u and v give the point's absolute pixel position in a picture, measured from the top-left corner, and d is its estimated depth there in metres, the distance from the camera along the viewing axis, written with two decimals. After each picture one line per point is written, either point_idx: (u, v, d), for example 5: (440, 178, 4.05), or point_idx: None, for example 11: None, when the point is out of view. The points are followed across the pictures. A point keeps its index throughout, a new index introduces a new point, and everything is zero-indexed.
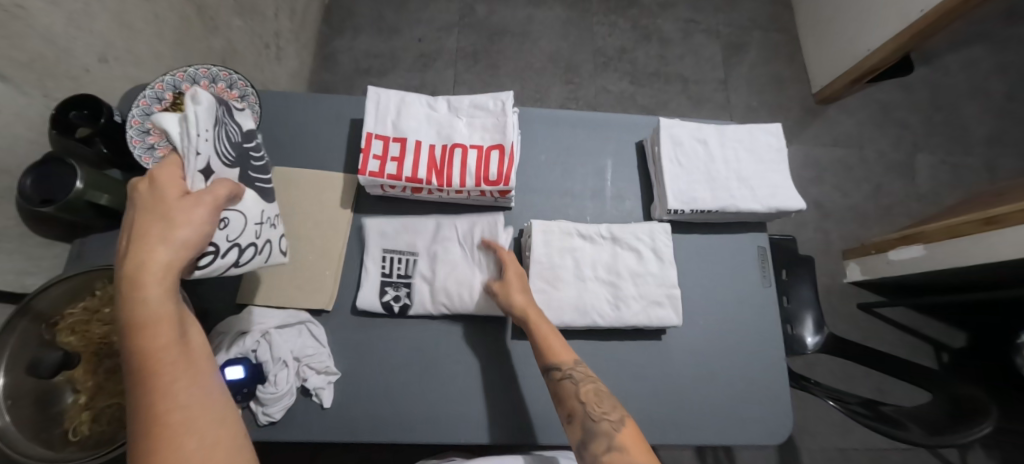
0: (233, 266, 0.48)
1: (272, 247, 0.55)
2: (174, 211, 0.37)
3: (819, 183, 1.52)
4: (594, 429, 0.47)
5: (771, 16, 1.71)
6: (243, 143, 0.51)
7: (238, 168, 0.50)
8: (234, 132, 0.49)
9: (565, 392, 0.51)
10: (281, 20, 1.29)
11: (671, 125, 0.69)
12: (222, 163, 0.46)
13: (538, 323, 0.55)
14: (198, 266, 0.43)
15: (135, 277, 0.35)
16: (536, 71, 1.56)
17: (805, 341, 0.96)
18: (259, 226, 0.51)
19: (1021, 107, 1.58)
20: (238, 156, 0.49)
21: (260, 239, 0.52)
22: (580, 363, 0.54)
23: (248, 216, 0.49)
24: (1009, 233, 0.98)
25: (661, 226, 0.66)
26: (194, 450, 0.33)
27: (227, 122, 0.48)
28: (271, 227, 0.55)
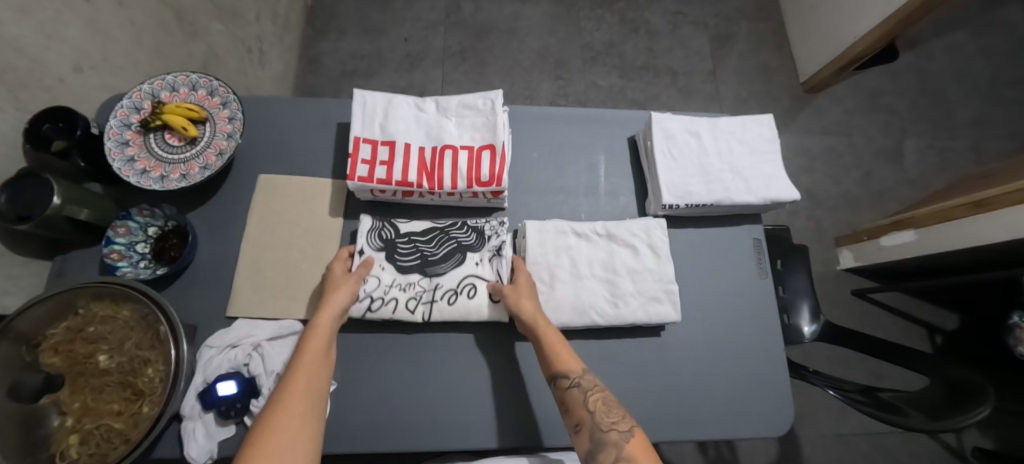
0: (366, 312, 0.58)
1: (399, 303, 0.60)
2: (340, 283, 0.58)
3: (810, 172, 1.52)
4: (603, 440, 0.46)
5: (757, 6, 1.71)
6: (396, 237, 0.63)
7: (387, 251, 0.63)
8: (390, 233, 0.63)
9: (572, 401, 0.51)
10: (263, 23, 1.27)
11: (662, 119, 0.68)
12: (372, 248, 0.62)
13: (546, 330, 0.55)
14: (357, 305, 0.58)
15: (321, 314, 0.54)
16: (525, 68, 1.55)
17: (802, 330, 0.96)
18: (389, 286, 0.60)
19: (1004, 89, 1.60)
20: (385, 245, 0.63)
21: (387, 295, 0.60)
22: (589, 372, 0.53)
23: (382, 279, 0.61)
24: (999, 215, 0.99)
25: (656, 222, 0.65)
26: (282, 440, 0.42)
27: (382, 226, 0.63)
28: (400, 290, 0.60)
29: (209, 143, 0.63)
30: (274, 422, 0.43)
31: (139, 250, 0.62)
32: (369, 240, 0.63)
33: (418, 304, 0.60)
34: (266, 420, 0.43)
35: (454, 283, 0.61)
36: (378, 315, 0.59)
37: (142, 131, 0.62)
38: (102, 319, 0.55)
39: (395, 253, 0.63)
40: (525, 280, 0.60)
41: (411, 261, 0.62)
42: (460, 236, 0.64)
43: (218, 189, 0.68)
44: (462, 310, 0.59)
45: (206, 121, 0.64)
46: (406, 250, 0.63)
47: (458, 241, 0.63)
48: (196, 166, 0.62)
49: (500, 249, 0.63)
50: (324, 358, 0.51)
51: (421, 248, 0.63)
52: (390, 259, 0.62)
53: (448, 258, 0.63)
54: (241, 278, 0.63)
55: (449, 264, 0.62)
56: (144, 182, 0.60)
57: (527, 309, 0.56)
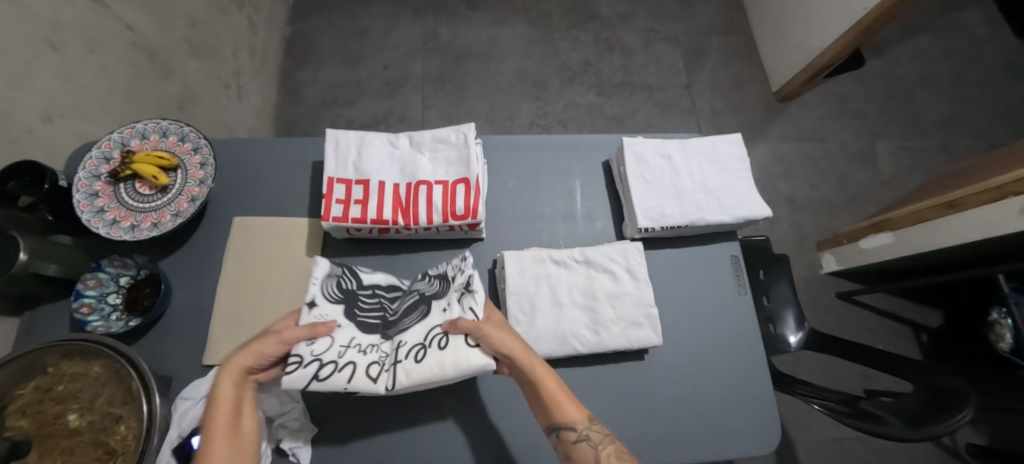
0: (312, 380, 0.49)
1: (357, 369, 0.52)
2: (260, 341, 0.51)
3: (788, 178, 1.56)
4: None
5: (726, 20, 1.77)
6: (356, 290, 0.60)
7: (345, 305, 0.58)
8: (350, 283, 0.60)
9: (581, 457, 0.48)
10: (241, 58, 1.29)
11: (634, 143, 0.70)
12: (326, 300, 0.57)
13: (542, 375, 0.52)
14: (319, 377, 0.50)
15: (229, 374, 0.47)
16: (503, 89, 1.57)
17: (789, 339, 0.98)
18: (345, 347, 0.54)
19: (967, 90, 1.66)
20: (344, 296, 0.58)
21: (342, 358, 0.52)
22: (596, 422, 0.51)
23: (337, 338, 0.54)
24: (972, 215, 1.01)
25: (634, 245, 0.66)
26: None
27: (341, 274, 0.60)
28: (360, 352, 0.54)
29: (181, 190, 0.63)
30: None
31: (111, 301, 0.60)
32: (325, 290, 0.57)
33: (381, 371, 0.53)
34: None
35: (420, 337, 0.55)
36: (328, 385, 0.50)
37: (112, 182, 0.61)
38: (73, 376, 0.54)
39: (355, 308, 0.59)
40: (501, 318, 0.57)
41: (373, 318, 0.59)
42: (423, 288, 0.62)
43: (192, 235, 0.67)
44: (433, 367, 0.51)
45: (177, 168, 0.64)
46: (368, 304, 0.60)
47: (421, 293, 0.61)
48: (167, 214, 0.61)
49: (468, 285, 0.58)
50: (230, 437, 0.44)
51: (385, 304, 0.61)
52: (349, 313, 0.58)
53: (412, 312, 0.59)
54: (218, 324, 0.62)
55: (412, 319, 0.58)
56: (114, 233, 0.59)
57: (515, 347, 0.52)
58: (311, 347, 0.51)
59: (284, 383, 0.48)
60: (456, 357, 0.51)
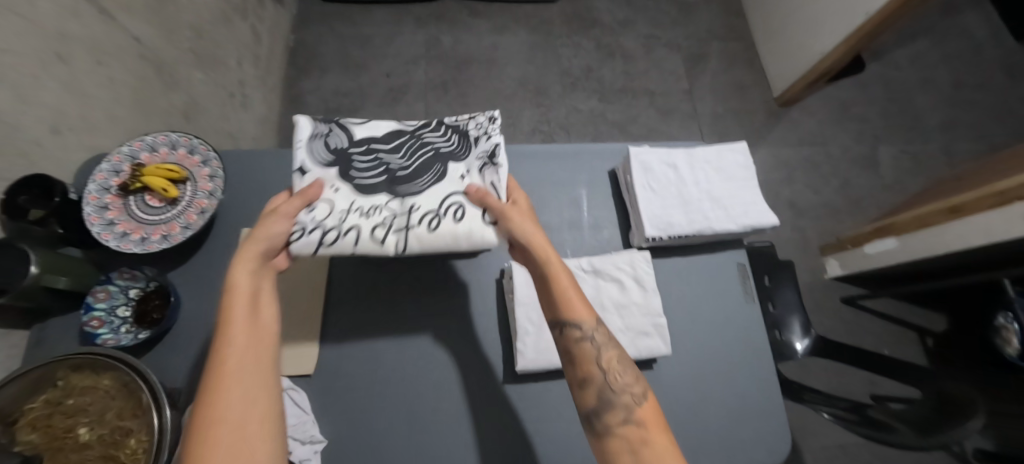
0: (318, 246, 0.50)
1: (362, 231, 0.51)
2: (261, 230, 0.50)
3: (790, 183, 1.56)
4: (611, 400, 0.48)
5: (726, 26, 1.78)
6: (349, 149, 0.57)
7: (339, 167, 0.56)
8: (341, 142, 0.57)
9: (583, 355, 0.51)
10: (245, 67, 1.30)
11: (640, 152, 0.70)
12: (317, 165, 0.55)
13: (557, 271, 0.53)
14: (324, 244, 0.50)
15: (240, 262, 0.48)
16: (506, 96, 1.58)
17: (795, 346, 0.97)
18: (348, 213, 0.52)
19: (968, 94, 1.67)
20: (336, 159, 0.56)
21: (345, 224, 0.51)
22: (601, 325, 0.53)
23: (336, 204, 0.53)
24: (977, 219, 1.02)
25: (641, 254, 0.66)
26: (221, 407, 0.40)
27: (330, 134, 0.57)
28: (363, 216, 0.52)
29: (191, 203, 0.63)
30: (213, 403, 0.40)
31: (120, 314, 0.60)
32: (315, 156, 0.55)
33: (388, 233, 0.51)
34: (205, 403, 0.40)
35: (434, 204, 0.54)
36: (335, 250, 0.51)
37: (122, 194, 0.61)
38: (82, 390, 0.54)
39: (351, 169, 0.56)
40: (525, 211, 0.56)
41: (376, 177, 0.56)
42: (439, 144, 0.59)
43: (201, 246, 0.67)
44: (446, 235, 0.52)
45: (186, 181, 0.64)
46: (366, 162, 0.56)
47: (435, 150, 0.59)
48: (177, 226, 0.62)
49: (491, 157, 0.58)
50: (255, 318, 0.47)
51: (386, 161, 0.57)
52: (346, 175, 0.55)
53: (424, 172, 0.57)
54: None
55: (426, 177, 0.56)
56: (125, 246, 0.59)
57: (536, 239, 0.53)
58: (314, 214, 0.52)
59: (293, 250, 0.50)
60: (468, 229, 0.52)
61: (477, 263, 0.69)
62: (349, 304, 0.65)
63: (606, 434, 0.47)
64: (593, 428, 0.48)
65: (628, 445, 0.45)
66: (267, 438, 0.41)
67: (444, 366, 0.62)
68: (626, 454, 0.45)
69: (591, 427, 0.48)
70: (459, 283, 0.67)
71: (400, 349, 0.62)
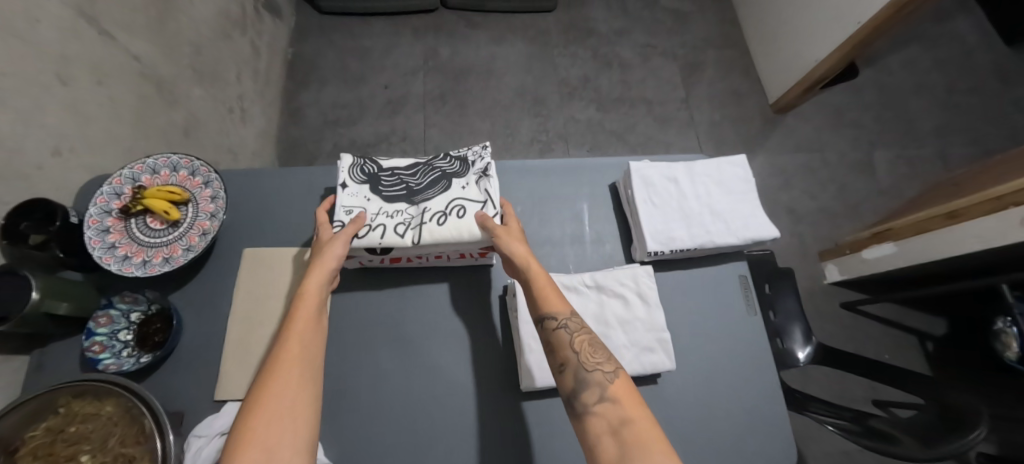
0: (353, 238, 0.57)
1: (386, 229, 0.58)
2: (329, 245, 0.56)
3: (788, 190, 1.57)
4: (587, 380, 0.48)
5: (721, 34, 1.80)
6: (379, 173, 0.64)
7: (371, 185, 0.63)
8: (372, 169, 0.64)
9: (559, 341, 0.52)
10: (244, 82, 1.30)
11: (641, 167, 0.70)
12: (354, 180, 0.63)
13: (535, 270, 0.56)
14: (359, 236, 0.58)
15: (314, 272, 0.54)
16: (504, 106, 1.59)
17: (797, 355, 0.98)
18: (377, 215, 0.60)
19: (961, 98, 1.69)
20: (368, 178, 0.63)
21: (374, 222, 0.59)
22: (575, 315, 0.54)
23: (369, 209, 0.60)
24: (974, 224, 1.03)
25: (644, 269, 0.66)
26: (280, 390, 0.43)
27: (364, 163, 0.65)
28: (388, 217, 0.59)
29: (192, 224, 0.63)
30: (269, 386, 0.43)
31: (121, 338, 0.60)
32: (352, 175, 0.63)
33: (407, 229, 0.58)
34: (260, 386, 0.43)
35: (441, 205, 0.60)
36: (365, 242, 0.57)
37: (123, 217, 0.61)
38: (85, 416, 0.53)
39: (379, 186, 0.63)
40: (512, 219, 0.61)
41: (396, 191, 0.62)
42: (443, 166, 0.64)
43: (202, 267, 0.67)
44: (453, 228, 0.58)
45: (188, 202, 0.64)
46: (390, 182, 0.63)
47: (441, 170, 0.64)
48: (178, 248, 0.61)
49: (485, 170, 0.63)
50: (319, 318, 0.51)
51: (405, 180, 0.63)
52: (375, 190, 0.62)
53: (434, 185, 0.63)
54: (228, 361, 0.61)
55: (433, 191, 0.62)
56: (126, 269, 0.59)
57: (520, 255, 0.56)
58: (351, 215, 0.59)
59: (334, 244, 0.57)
60: (469, 225, 0.58)
61: (480, 280, 0.69)
62: (354, 323, 0.65)
63: (584, 414, 0.47)
64: (574, 409, 0.48)
65: (608, 424, 0.45)
66: (309, 427, 0.42)
67: (449, 386, 0.61)
68: (605, 431, 0.44)
69: (574, 410, 0.48)
70: (463, 301, 0.67)
71: (404, 368, 0.62)
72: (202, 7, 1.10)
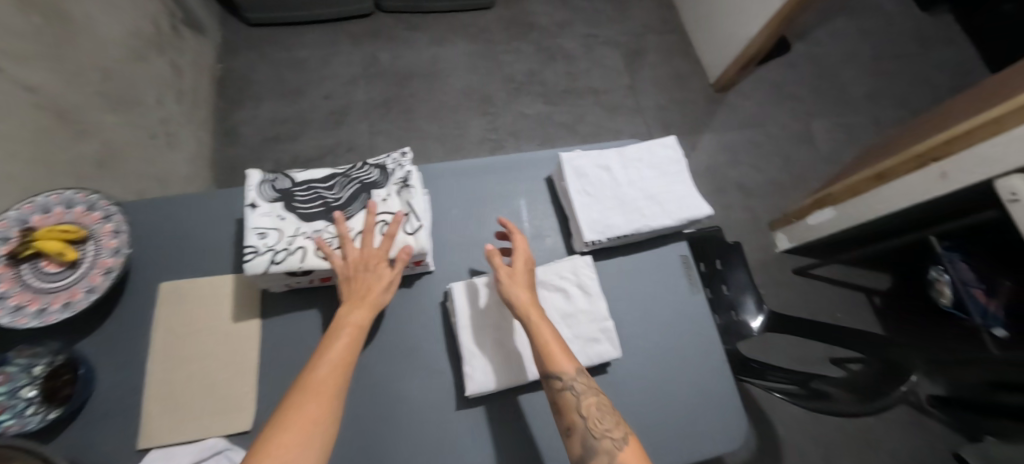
0: (269, 264, 0.52)
1: (307, 251, 0.54)
2: (381, 275, 0.54)
3: (736, 166, 1.62)
4: (594, 447, 0.46)
5: (660, 19, 1.83)
6: (292, 189, 0.59)
7: (285, 203, 0.57)
8: (285, 184, 0.59)
9: (565, 403, 0.50)
10: (166, 104, 1.22)
11: (572, 158, 0.70)
12: (265, 200, 0.57)
13: (537, 323, 0.54)
14: (274, 262, 0.52)
15: (359, 302, 0.51)
16: (451, 107, 1.57)
17: (751, 325, 1.00)
18: (294, 236, 0.55)
19: (886, 65, 1.79)
20: (281, 195, 0.58)
21: (292, 245, 0.54)
22: (584, 374, 0.52)
23: (285, 229, 0.55)
24: (901, 183, 1.09)
25: (583, 259, 0.65)
26: (297, 426, 0.40)
27: (274, 178, 0.59)
28: (308, 238, 0.55)
29: (94, 263, 0.58)
30: (287, 424, 0.40)
31: (24, 395, 0.52)
32: (261, 193, 0.57)
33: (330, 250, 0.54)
34: (279, 420, 0.40)
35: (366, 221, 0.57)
36: (284, 267, 0.53)
37: (11, 263, 0.55)
38: None
39: (294, 203, 0.58)
40: (523, 263, 0.60)
41: (314, 208, 0.58)
42: (362, 176, 0.61)
43: (114, 309, 0.62)
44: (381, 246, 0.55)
45: (87, 240, 0.59)
46: (306, 198, 0.58)
47: (360, 180, 0.60)
48: (80, 291, 0.56)
49: (407, 178, 0.61)
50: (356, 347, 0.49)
51: (323, 195, 0.59)
52: (289, 208, 0.57)
53: (355, 198, 0.59)
54: (151, 404, 0.56)
55: (356, 205, 0.59)
56: (20, 321, 0.53)
57: (524, 307, 0.55)
58: (264, 239, 0.53)
59: (244, 270, 0.52)
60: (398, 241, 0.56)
61: (418, 290, 0.66)
62: (287, 346, 0.61)
63: None
64: None
65: None
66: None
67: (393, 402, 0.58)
68: None
69: None
70: (403, 312, 0.64)
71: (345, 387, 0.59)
72: (105, 27, 1.02)
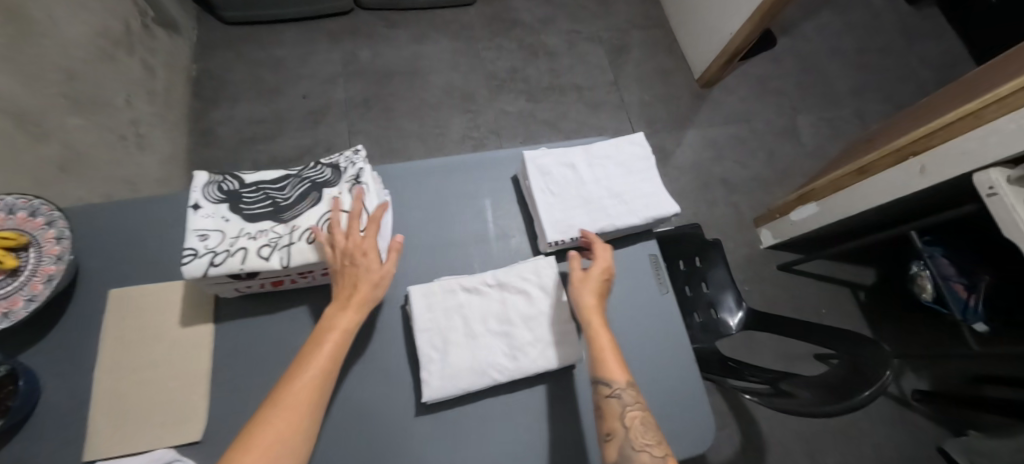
0: (208, 266, 0.50)
1: (248, 253, 0.51)
2: (366, 275, 0.52)
3: (720, 162, 1.61)
4: (631, 458, 0.46)
5: (644, 14, 1.82)
6: (239, 189, 0.57)
7: (230, 204, 0.55)
8: (232, 185, 0.57)
9: (608, 410, 0.50)
10: (136, 105, 1.20)
11: (536, 156, 0.68)
12: (208, 200, 0.55)
13: (598, 329, 0.55)
14: (213, 264, 0.50)
15: (348, 304, 0.51)
16: (432, 106, 1.54)
17: (729, 323, 1.00)
18: (236, 238, 0.53)
19: (871, 59, 1.78)
20: (226, 196, 0.56)
21: (235, 246, 0.52)
22: (633, 386, 0.52)
23: (229, 231, 0.53)
24: (881, 178, 1.08)
25: (546, 260, 0.64)
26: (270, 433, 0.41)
27: (221, 179, 0.57)
28: (251, 240, 0.53)
29: (35, 271, 0.56)
30: (262, 430, 0.41)
31: None
32: (205, 194, 0.55)
33: (274, 251, 0.52)
34: (255, 425, 0.41)
35: (313, 221, 0.55)
36: (223, 269, 0.50)
37: None
38: None
39: (239, 204, 0.56)
40: (599, 271, 0.60)
41: (260, 209, 0.56)
42: (313, 175, 0.59)
43: (63, 317, 0.60)
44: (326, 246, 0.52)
45: (28, 246, 0.56)
46: (253, 198, 0.56)
47: (311, 180, 0.58)
48: (19, 300, 0.54)
49: (359, 177, 0.58)
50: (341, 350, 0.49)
51: (272, 195, 0.57)
52: (234, 209, 0.55)
53: (304, 198, 0.57)
54: (98, 415, 0.54)
55: (304, 204, 0.56)
56: None
57: (590, 312, 0.56)
58: (204, 241, 0.51)
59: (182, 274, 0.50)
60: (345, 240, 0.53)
61: None
62: (243, 353, 0.60)
63: None
64: None
65: None
66: None
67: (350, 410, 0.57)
68: None
69: None
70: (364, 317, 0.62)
71: None
72: (70, 27, 0.99)
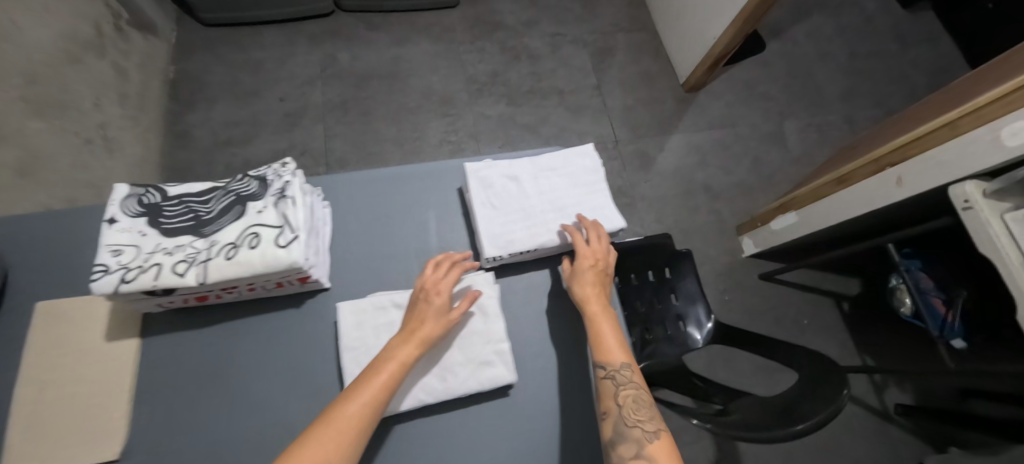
0: (119, 283, 0.49)
1: (162, 269, 0.50)
2: (433, 315, 0.54)
3: (703, 168, 1.57)
4: (625, 434, 0.46)
5: (630, 17, 1.79)
6: (161, 202, 0.56)
7: (149, 218, 0.54)
8: (154, 198, 0.56)
9: (604, 391, 0.50)
10: (105, 108, 1.19)
11: (478, 169, 0.66)
12: (127, 214, 0.54)
13: (593, 314, 0.55)
14: (124, 281, 0.49)
15: (410, 340, 0.51)
16: (411, 109, 1.53)
17: (695, 337, 0.96)
18: (152, 253, 0.51)
19: (863, 63, 1.74)
20: (146, 210, 0.55)
21: (149, 262, 0.50)
22: (630, 366, 0.52)
23: (144, 246, 0.52)
24: (859, 189, 1.04)
25: (484, 275, 0.62)
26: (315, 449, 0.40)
27: (143, 192, 0.56)
28: (168, 255, 0.51)
29: None
30: (309, 441, 0.41)
31: None
32: (124, 207, 0.55)
33: (189, 267, 0.51)
34: (305, 437, 0.41)
35: (233, 235, 0.53)
36: (134, 286, 0.49)
37: None
38: None
39: (160, 218, 0.55)
40: (586, 260, 0.59)
41: (180, 223, 0.54)
42: (239, 188, 0.57)
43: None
44: (242, 262, 0.51)
45: None
46: (174, 212, 0.55)
47: (236, 193, 0.57)
48: None
49: (284, 190, 0.56)
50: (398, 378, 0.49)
51: (194, 209, 0.56)
52: (153, 223, 0.54)
53: (227, 212, 0.55)
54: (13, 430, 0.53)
55: (226, 218, 0.55)
56: None
57: (585, 299, 0.57)
58: (118, 257, 0.50)
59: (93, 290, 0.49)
60: (264, 256, 0.51)
61: (312, 309, 0.63)
62: (171, 368, 0.59)
63: None
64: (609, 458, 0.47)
65: None
66: None
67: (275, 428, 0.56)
68: None
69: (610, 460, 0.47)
70: (296, 332, 0.62)
71: (225, 411, 0.56)
72: (33, 31, 0.99)
